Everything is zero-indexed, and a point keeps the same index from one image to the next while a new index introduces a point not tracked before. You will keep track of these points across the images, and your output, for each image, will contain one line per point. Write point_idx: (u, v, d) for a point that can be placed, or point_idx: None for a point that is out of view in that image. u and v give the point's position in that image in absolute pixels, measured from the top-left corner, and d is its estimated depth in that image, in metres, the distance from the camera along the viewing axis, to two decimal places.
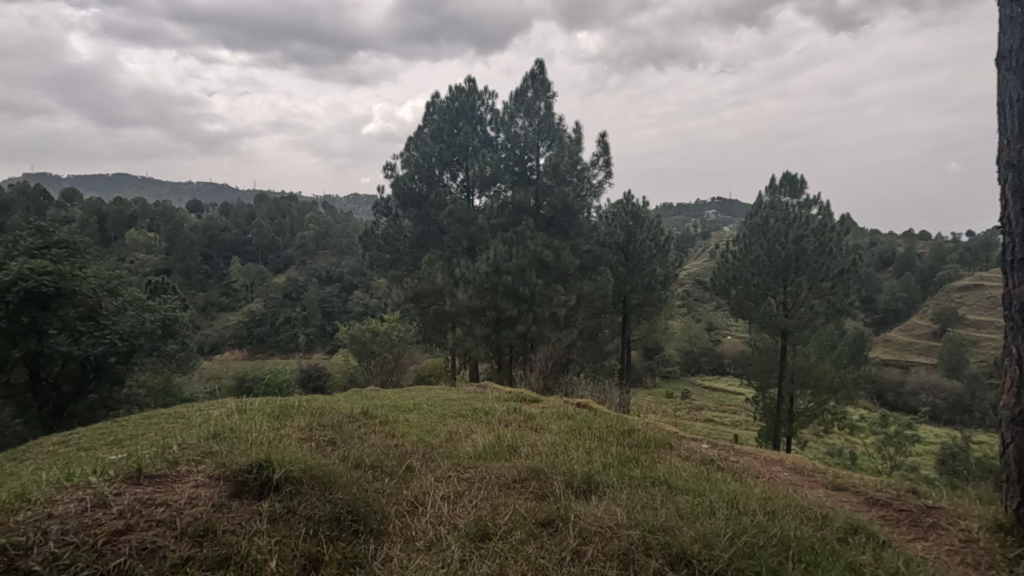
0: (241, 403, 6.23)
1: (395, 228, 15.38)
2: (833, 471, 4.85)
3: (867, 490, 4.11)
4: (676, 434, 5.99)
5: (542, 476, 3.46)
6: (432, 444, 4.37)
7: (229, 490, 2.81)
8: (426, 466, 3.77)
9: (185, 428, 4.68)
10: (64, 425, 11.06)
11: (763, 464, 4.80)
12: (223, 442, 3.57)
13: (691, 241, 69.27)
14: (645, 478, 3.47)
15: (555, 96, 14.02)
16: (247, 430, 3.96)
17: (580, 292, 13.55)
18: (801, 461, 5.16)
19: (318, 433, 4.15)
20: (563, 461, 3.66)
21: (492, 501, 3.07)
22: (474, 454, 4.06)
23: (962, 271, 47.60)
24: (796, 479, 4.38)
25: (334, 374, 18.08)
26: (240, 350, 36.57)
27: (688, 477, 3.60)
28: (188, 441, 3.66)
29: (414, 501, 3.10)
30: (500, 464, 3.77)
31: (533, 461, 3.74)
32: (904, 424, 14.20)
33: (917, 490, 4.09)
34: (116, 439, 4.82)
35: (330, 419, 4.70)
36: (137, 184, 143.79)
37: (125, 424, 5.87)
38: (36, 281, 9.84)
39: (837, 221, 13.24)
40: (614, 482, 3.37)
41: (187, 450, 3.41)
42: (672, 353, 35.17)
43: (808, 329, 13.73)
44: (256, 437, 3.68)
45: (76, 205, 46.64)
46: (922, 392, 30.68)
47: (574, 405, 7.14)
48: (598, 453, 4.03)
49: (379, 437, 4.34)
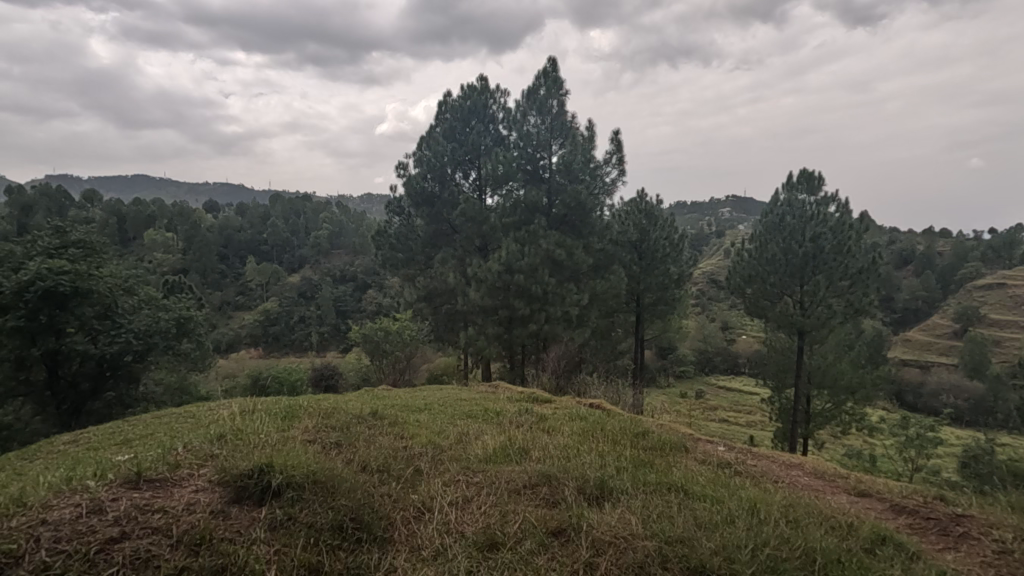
0: (250, 403, 6.25)
1: (407, 227, 15.40)
2: (855, 476, 4.73)
3: (891, 497, 3.98)
4: (691, 435, 5.89)
5: (552, 482, 3.39)
6: (441, 446, 4.34)
7: (230, 495, 2.79)
8: (435, 469, 3.74)
9: (192, 429, 4.70)
10: (82, 423, 11.22)
11: (783, 468, 4.70)
12: (228, 444, 3.57)
13: (705, 240, 68.73)
14: (661, 484, 3.40)
15: (567, 94, 13.93)
16: (252, 432, 3.95)
17: (592, 292, 13.45)
18: (822, 465, 5.04)
19: (324, 435, 4.13)
20: (575, 465, 3.60)
21: (500, 508, 3.02)
22: (483, 457, 4.02)
23: (985, 269, 46.63)
24: (817, 485, 4.27)
25: (346, 374, 18.19)
26: (256, 348, 36.93)
27: (704, 482, 3.52)
28: (194, 442, 3.67)
29: (421, 507, 3.06)
30: (510, 468, 3.72)
31: (544, 464, 3.68)
32: (925, 426, 13.93)
33: (945, 497, 3.95)
34: (125, 439, 4.84)
35: (338, 420, 4.68)
36: (155, 186, 145.90)
37: (136, 423, 5.92)
38: (53, 281, 9.97)
39: (856, 219, 12.99)
40: (628, 488, 3.30)
41: (192, 452, 3.41)
42: (686, 353, 34.86)
43: (825, 328, 13.49)
44: (263, 439, 3.68)
45: (96, 206, 47.46)
46: (943, 393, 30.10)
47: (587, 406, 7.07)
48: (612, 456, 3.97)
49: (387, 439, 4.32)
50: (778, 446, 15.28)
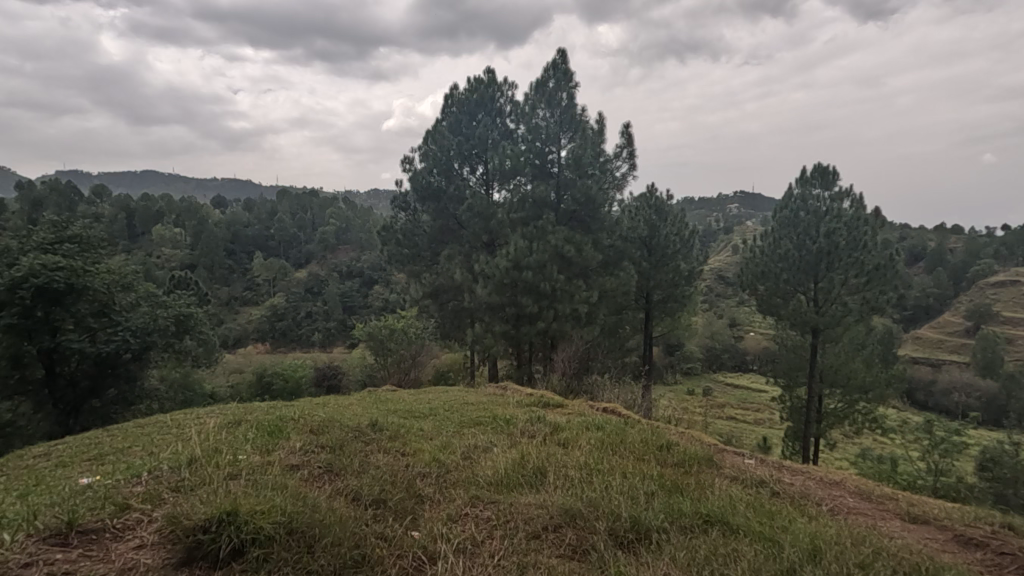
0: (241, 412, 6.05)
1: (414, 223, 15.10)
2: (903, 497, 4.44)
3: (954, 525, 3.72)
4: (717, 446, 5.65)
5: (576, 523, 3.11)
6: (447, 466, 4.10)
7: (179, 557, 2.44)
8: (437, 503, 3.47)
9: (171, 444, 4.48)
10: (83, 421, 11.13)
11: (822, 487, 4.43)
12: (197, 473, 3.30)
13: (713, 236, 68.22)
14: (699, 520, 3.11)
15: (577, 87, 13.63)
16: (228, 456, 3.69)
17: (602, 288, 13.17)
18: (863, 482, 4.79)
19: (312, 457, 3.88)
20: (599, 497, 3.31)
21: (515, 559, 2.73)
22: (492, 482, 3.77)
23: (998, 266, 45.80)
24: (865, 508, 4.00)
25: (350, 372, 18.02)
26: (263, 343, 37.06)
27: (748, 513, 3.24)
28: (160, 469, 3.42)
29: (422, 558, 2.77)
30: (525, 500, 3.44)
31: (563, 496, 3.39)
32: (943, 428, 13.54)
33: (1016, 528, 3.68)
34: (97, 455, 4.61)
35: (332, 437, 4.44)
36: (163, 180, 146.99)
37: (117, 434, 5.72)
38: (46, 277, 9.81)
39: (871, 214, 12.66)
40: (664, 528, 3.00)
41: (149, 486, 3.13)
42: (693, 351, 34.57)
43: (840, 326, 13.11)
44: (238, 469, 3.42)
45: (105, 201, 47.73)
46: (955, 391, 29.60)
47: (600, 411, 6.86)
48: (641, 480, 3.68)
49: (386, 459, 4.08)
50: (790, 446, 14.98)
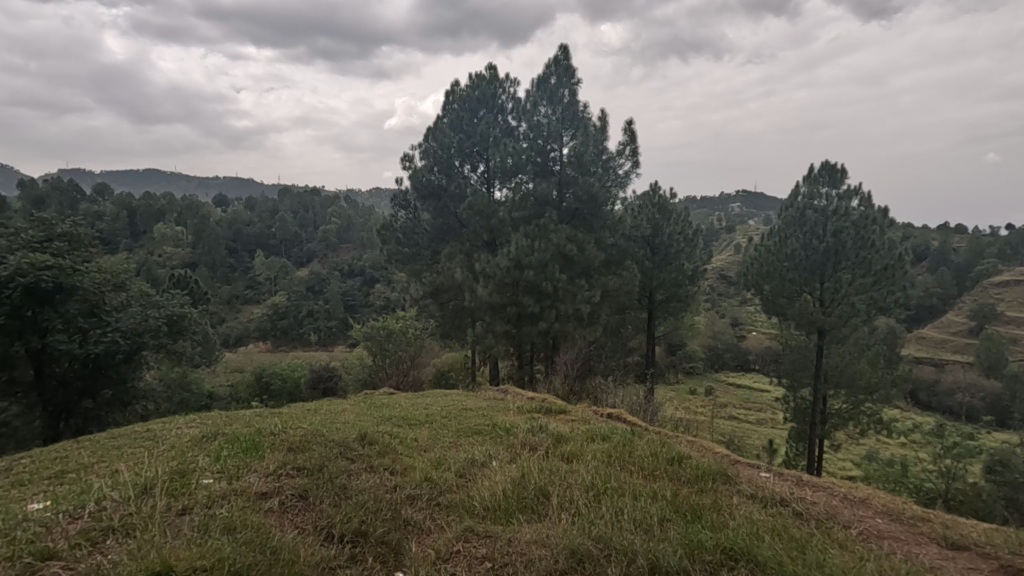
0: (221, 424, 5.89)
1: (413, 221, 14.90)
2: (934, 517, 4.22)
3: (995, 552, 3.51)
4: (729, 456, 5.45)
5: (583, 568, 2.87)
6: (439, 491, 3.91)
7: None
8: (421, 540, 3.25)
9: (139, 462, 4.30)
10: (73, 423, 10.97)
11: (847, 506, 4.24)
12: (147, 506, 3.09)
13: (714, 235, 68.00)
14: (720, 558, 2.90)
15: (579, 83, 13.43)
16: (188, 484, 3.48)
17: (604, 288, 12.94)
18: (889, 499, 4.59)
19: (285, 485, 3.68)
20: (601, 535, 3.09)
21: None
22: (486, 512, 3.56)
23: (1002, 266, 45.54)
24: (898, 532, 3.81)
25: (348, 373, 17.84)
26: (264, 342, 36.95)
27: (775, 546, 3.03)
28: (109, 499, 3.21)
29: None
30: (524, 534, 3.24)
31: (563, 532, 3.17)
32: (951, 431, 13.32)
33: None
34: (60, 472, 4.44)
35: (311, 456, 4.25)
36: (165, 179, 147.52)
37: (88, 446, 5.51)
38: (34, 276, 9.64)
39: (879, 213, 12.43)
40: (682, 571, 2.78)
41: (88, 524, 2.90)
42: (695, 351, 34.47)
43: (847, 327, 12.84)
44: (195, 503, 3.22)
45: (107, 199, 47.66)
46: (958, 391, 29.42)
47: (605, 418, 6.68)
48: (654, 504, 3.49)
49: (371, 482, 3.89)
50: (794, 447, 14.79)
